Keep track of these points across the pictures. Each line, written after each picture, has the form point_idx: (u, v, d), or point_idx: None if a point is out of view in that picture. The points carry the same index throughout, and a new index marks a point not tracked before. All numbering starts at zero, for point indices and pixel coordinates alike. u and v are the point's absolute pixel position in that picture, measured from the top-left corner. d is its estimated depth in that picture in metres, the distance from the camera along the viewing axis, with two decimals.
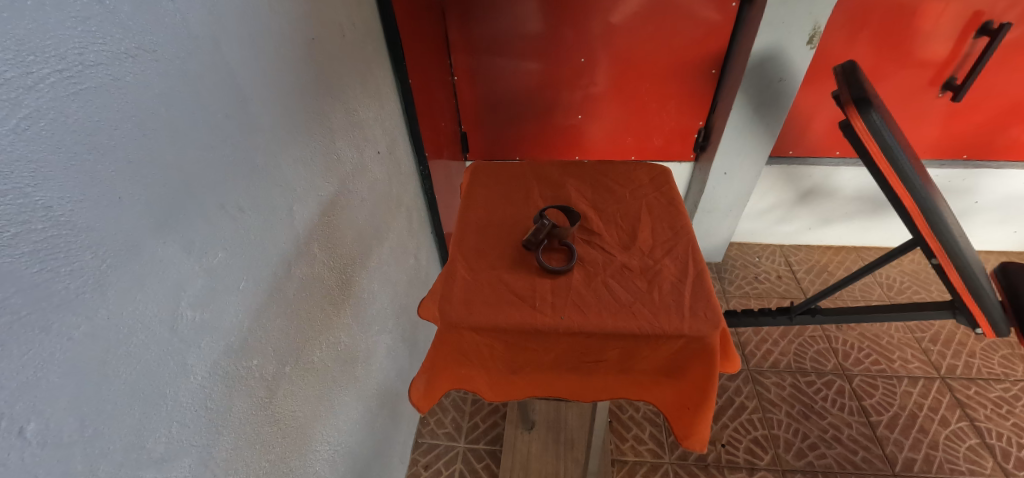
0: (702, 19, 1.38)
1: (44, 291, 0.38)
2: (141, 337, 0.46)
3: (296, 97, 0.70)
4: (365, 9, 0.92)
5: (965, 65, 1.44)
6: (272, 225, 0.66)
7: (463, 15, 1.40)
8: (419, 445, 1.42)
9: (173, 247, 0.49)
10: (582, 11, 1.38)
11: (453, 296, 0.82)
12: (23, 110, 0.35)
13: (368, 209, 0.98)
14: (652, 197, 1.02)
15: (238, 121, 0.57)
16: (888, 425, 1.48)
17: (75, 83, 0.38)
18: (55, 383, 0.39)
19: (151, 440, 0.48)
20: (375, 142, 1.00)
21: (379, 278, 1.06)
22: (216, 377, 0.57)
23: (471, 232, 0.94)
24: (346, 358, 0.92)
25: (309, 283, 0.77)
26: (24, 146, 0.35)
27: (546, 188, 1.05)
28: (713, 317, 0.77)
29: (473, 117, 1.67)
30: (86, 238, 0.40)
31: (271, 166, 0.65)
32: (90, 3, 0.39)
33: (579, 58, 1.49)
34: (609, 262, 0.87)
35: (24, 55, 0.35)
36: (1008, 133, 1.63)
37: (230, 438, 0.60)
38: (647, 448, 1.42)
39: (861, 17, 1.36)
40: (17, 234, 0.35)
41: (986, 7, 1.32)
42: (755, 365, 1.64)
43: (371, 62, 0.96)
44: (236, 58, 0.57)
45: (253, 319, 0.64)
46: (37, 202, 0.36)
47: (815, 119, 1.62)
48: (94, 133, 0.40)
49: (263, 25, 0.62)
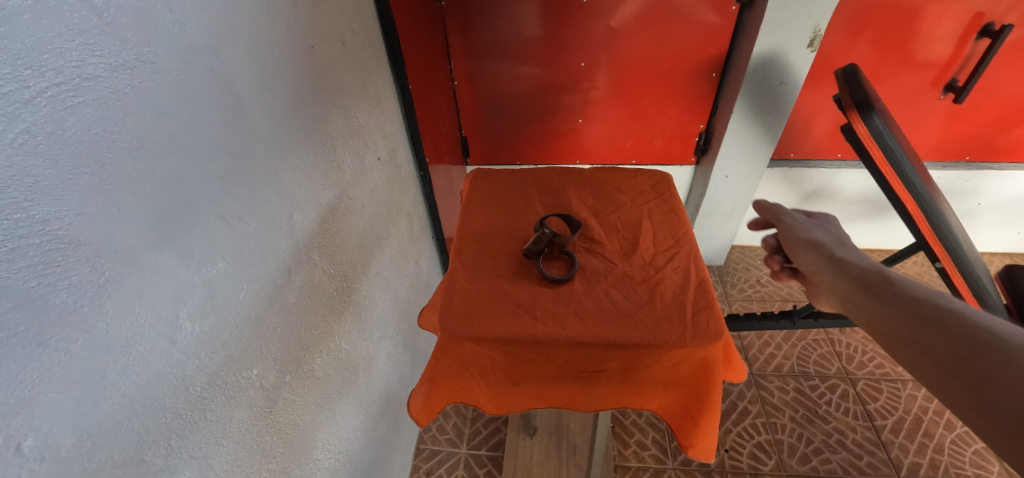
0: (702, 23, 1.38)
1: (41, 305, 0.37)
2: (141, 350, 0.46)
3: (295, 104, 0.70)
4: (364, 15, 0.92)
5: (966, 67, 1.44)
6: (271, 235, 0.66)
7: (462, 21, 1.41)
8: (420, 451, 1.41)
9: (174, 258, 0.49)
10: (581, 15, 1.38)
11: (453, 306, 0.81)
12: (20, 124, 0.35)
13: (368, 215, 0.97)
14: (653, 204, 1.02)
15: (237, 130, 0.57)
16: (893, 429, 1.47)
17: (72, 97, 0.38)
18: (51, 398, 0.39)
19: (150, 452, 0.48)
20: (376, 149, 1.00)
21: (380, 284, 1.06)
22: (216, 388, 0.57)
23: (471, 240, 0.94)
24: (346, 366, 0.91)
25: (309, 290, 0.77)
26: (20, 160, 0.35)
27: (546, 196, 1.05)
28: (715, 327, 0.77)
29: (474, 122, 1.67)
30: (83, 252, 0.40)
31: (270, 174, 0.65)
32: (88, 15, 0.39)
33: (579, 62, 1.49)
34: (610, 270, 0.87)
35: (21, 70, 0.35)
36: (1011, 134, 1.62)
37: (229, 448, 0.60)
38: (649, 454, 1.42)
39: (861, 19, 1.36)
40: (14, 248, 0.35)
41: (987, 8, 1.31)
42: (758, 368, 1.64)
43: (371, 70, 0.96)
44: (235, 66, 0.57)
45: (253, 329, 0.63)
46: (34, 216, 0.36)
47: (816, 122, 1.62)
48: (92, 145, 0.40)
49: (262, 34, 0.62)
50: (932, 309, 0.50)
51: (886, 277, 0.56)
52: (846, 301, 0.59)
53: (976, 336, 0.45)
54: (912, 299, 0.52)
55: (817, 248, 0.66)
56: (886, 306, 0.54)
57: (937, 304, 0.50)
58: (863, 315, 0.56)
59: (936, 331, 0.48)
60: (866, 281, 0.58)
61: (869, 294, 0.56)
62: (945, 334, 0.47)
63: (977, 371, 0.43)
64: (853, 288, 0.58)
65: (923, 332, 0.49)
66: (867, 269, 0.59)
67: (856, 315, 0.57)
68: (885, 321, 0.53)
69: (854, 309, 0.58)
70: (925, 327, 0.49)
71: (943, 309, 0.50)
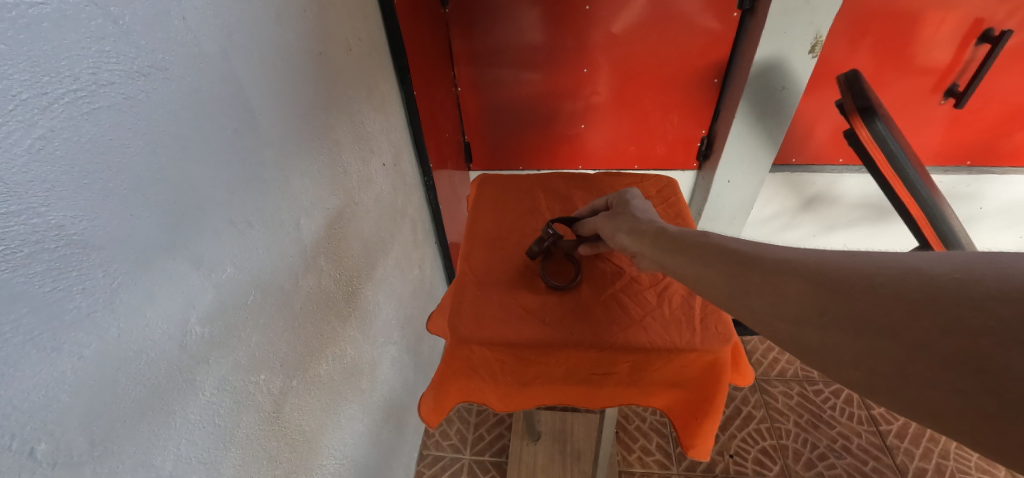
0: (702, 29, 1.39)
1: (56, 310, 0.38)
2: (152, 354, 0.46)
3: (303, 111, 0.71)
4: (370, 21, 0.93)
5: (966, 72, 1.45)
6: (279, 240, 0.66)
7: (466, 27, 1.42)
8: (423, 457, 1.40)
9: (184, 263, 0.49)
10: (583, 21, 1.39)
11: (463, 310, 0.81)
12: (37, 131, 0.35)
13: (373, 219, 0.97)
14: (661, 208, 1.02)
15: (246, 136, 0.58)
16: (898, 434, 1.46)
17: (88, 103, 0.39)
18: (66, 403, 0.39)
19: (160, 457, 0.48)
20: (381, 155, 1.01)
21: (385, 289, 1.06)
22: (224, 393, 0.57)
23: (479, 245, 0.94)
24: (351, 371, 0.91)
25: (315, 295, 0.77)
26: (37, 166, 0.36)
27: (554, 201, 1.05)
28: (724, 331, 0.77)
29: (477, 128, 1.68)
30: (97, 256, 0.40)
31: (277, 178, 0.65)
32: (104, 23, 0.40)
33: (581, 69, 1.50)
34: (618, 274, 0.87)
35: (39, 76, 0.35)
36: (1012, 139, 1.62)
37: (237, 453, 0.60)
38: (654, 460, 1.41)
39: (862, 25, 1.37)
40: (30, 253, 0.35)
41: (987, 14, 1.32)
42: (762, 373, 1.63)
43: (376, 76, 0.97)
44: (245, 74, 0.57)
45: (260, 333, 0.63)
46: (50, 222, 0.37)
47: (818, 128, 1.62)
48: (106, 151, 0.40)
49: (272, 42, 0.63)
50: (694, 240, 0.64)
51: (675, 234, 0.68)
52: (653, 261, 0.69)
53: (735, 253, 0.58)
54: (679, 236, 0.67)
55: (626, 215, 0.79)
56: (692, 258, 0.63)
57: (695, 235, 0.65)
58: (655, 262, 0.69)
59: (699, 255, 0.62)
60: (652, 233, 0.71)
61: (670, 253, 0.66)
62: (710, 256, 0.60)
63: (744, 275, 0.55)
64: (642, 237, 0.72)
65: (761, 286, 0.52)
66: (651, 223, 0.75)
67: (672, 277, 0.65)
68: (667, 260, 0.66)
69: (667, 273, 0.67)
70: (691, 253, 0.63)
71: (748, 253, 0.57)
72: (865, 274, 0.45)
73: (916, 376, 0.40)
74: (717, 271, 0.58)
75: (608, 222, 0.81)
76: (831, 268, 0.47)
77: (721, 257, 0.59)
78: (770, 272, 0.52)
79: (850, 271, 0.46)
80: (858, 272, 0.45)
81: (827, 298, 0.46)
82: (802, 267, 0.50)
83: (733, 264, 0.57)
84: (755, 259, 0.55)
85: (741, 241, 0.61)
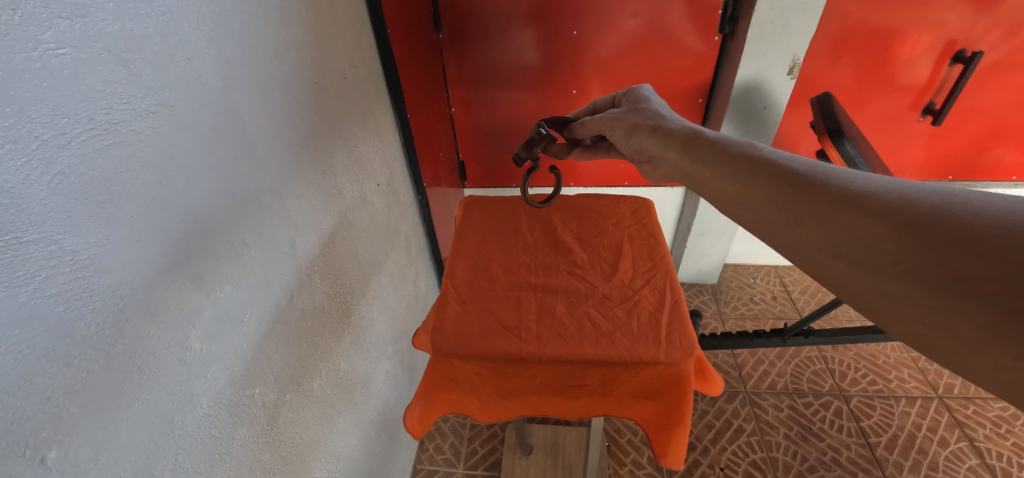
0: (687, 50, 1.44)
1: (67, 328, 0.41)
2: (153, 369, 0.50)
3: (299, 138, 0.75)
4: (365, 52, 0.98)
5: (942, 91, 1.50)
6: (274, 261, 0.69)
7: (459, 51, 1.47)
8: (417, 471, 1.42)
9: (185, 283, 0.53)
10: (572, 44, 1.45)
11: (444, 327, 0.85)
12: (56, 167, 0.39)
13: (368, 238, 1.02)
14: (634, 228, 1.06)
15: (244, 163, 0.62)
16: (887, 446, 1.48)
17: (102, 140, 0.43)
18: (74, 413, 0.42)
19: (159, 466, 0.51)
20: (375, 176, 1.05)
21: (379, 306, 1.09)
22: (220, 406, 0.60)
23: (462, 264, 0.98)
24: (345, 386, 0.94)
25: (309, 312, 0.80)
26: (55, 199, 0.40)
27: (534, 223, 1.09)
28: (687, 345, 0.80)
29: (472, 147, 1.74)
30: (106, 278, 0.44)
31: (275, 204, 0.69)
32: (117, 68, 0.44)
33: (572, 90, 1.55)
34: (591, 292, 0.91)
35: (59, 119, 0.40)
36: (991, 154, 1.67)
37: (232, 464, 0.63)
38: (645, 473, 1.43)
39: (840, 47, 1.42)
40: (47, 277, 0.39)
41: (959, 36, 1.38)
42: (753, 386, 1.65)
43: (371, 101, 1.02)
44: (245, 105, 0.62)
45: (255, 349, 0.66)
46: (65, 248, 0.41)
47: (801, 144, 1.68)
48: (117, 184, 0.44)
49: (270, 75, 0.67)
50: (739, 155, 0.63)
51: (713, 141, 0.68)
52: (676, 167, 0.73)
53: (791, 174, 0.56)
54: (715, 140, 0.68)
55: (647, 124, 0.81)
56: (735, 168, 0.62)
57: (742, 147, 0.64)
58: (677, 167, 0.73)
59: (743, 172, 0.60)
60: (681, 140, 0.73)
61: (700, 164, 0.68)
62: (760, 175, 0.58)
63: (804, 196, 0.53)
64: (670, 142, 0.75)
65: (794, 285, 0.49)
66: (675, 126, 0.78)
67: (707, 188, 0.66)
68: (692, 167, 0.69)
69: (688, 178, 0.70)
70: (733, 165, 0.62)
71: (811, 174, 0.54)
72: (953, 232, 0.42)
73: (998, 347, 0.38)
74: (765, 193, 0.56)
75: (624, 121, 0.86)
76: (922, 210, 0.44)
77: (771, 174, 0.57)
78: (843, 201, 0.49)
79: (950, 218, 0.42)
80: (952, 216, 0.42)
81: (908, 247, 0.43)
82: (880, 201, 0.47)
83: (787, 188, 0.55)
84: (813, 184, 0.53)
85: (800, 161, 0.58)
